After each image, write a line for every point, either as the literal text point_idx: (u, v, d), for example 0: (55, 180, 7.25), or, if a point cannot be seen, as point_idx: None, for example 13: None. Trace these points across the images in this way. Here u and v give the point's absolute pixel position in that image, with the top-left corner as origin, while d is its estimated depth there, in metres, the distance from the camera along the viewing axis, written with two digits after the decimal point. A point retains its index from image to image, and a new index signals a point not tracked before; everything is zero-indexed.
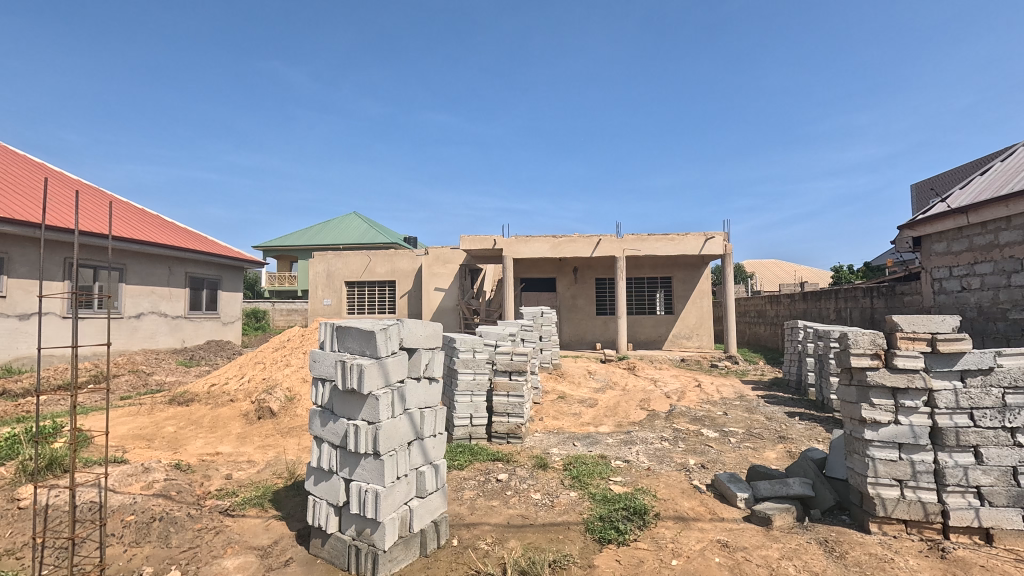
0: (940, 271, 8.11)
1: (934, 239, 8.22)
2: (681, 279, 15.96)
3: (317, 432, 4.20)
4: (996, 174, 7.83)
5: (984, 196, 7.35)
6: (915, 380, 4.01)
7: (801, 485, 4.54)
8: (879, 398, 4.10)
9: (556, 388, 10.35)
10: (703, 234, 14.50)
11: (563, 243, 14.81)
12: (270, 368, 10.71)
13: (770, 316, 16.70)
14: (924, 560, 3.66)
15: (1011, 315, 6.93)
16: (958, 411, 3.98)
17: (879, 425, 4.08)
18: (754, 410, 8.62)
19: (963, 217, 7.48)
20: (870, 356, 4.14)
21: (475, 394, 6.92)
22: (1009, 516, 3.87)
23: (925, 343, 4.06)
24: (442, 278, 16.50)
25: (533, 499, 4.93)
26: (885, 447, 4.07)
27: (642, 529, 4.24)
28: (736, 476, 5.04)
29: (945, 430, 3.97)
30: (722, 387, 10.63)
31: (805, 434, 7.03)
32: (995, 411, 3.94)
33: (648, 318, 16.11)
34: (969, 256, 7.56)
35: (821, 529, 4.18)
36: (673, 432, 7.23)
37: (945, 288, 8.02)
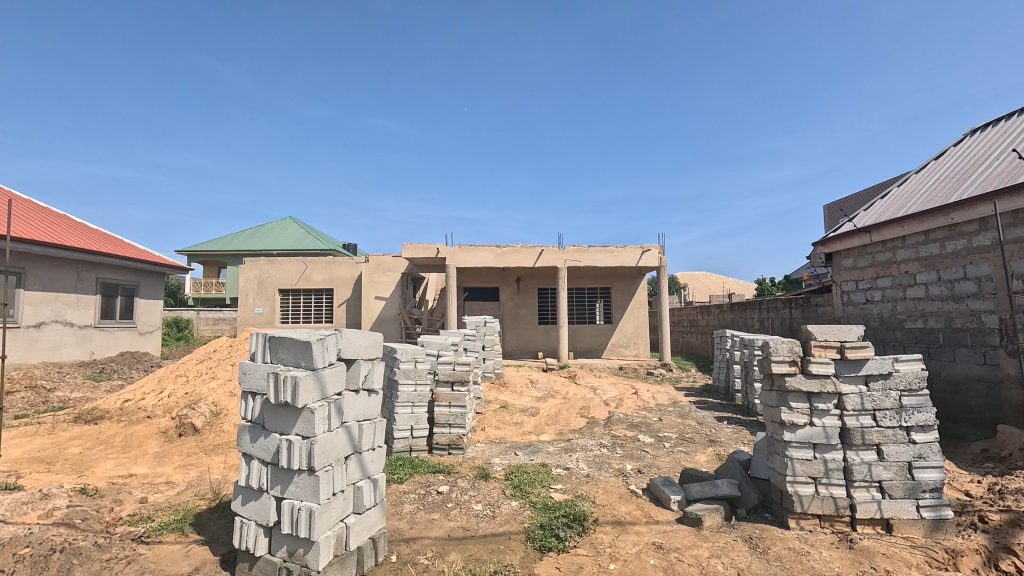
0: (848, 285, 8.89)
1: (843, 256, 9.01)
2: (619, 289, 16.51)
3: (246, 448, 3.97)
4: (893, 198, 8.72)
5: (884, 217, 8.17)
6: (827, 385, 4.36)
7: (729, 486, 4.80)
8: (797, 402, 4.42)
9: (498, 397, 10.34)
10: (640, 247, 15.11)
11: (506, 253, 14.91)
12: (194, 382, 10.00)
13: (701, 325, 17.60)
14: (835, 550, 3.97)
15: (906, 325, 7.71)
16: (863, 413, 4.36)
17: (797, 427, 4.40)
18: (687, 415, 9.04)
19: (866, 237, 8.28)
20: (788, 363, 4.46)
21: (416, 405, 6.79)
22: (905, 507, 4.27)
23: (835, 351, 4.43)
24: (384, 287, 16.14)
25: (475, 511, 4.90)
26: (801, 447, 4.40)
27: (582, 535, 4.32)
28: (670, 480, 5.24)
29: (853, 430, 4.33)
30: (658, 394, 11.05)
31: (732, 437, 7.45)
32: (893, 412, 4.35)
33: (588, 328, 16.49)
34: (872, 271, 8.35)
35: (746, 526, 4.43)
36: (612, 439, 7.43)
37: (853, 300, 8.80)
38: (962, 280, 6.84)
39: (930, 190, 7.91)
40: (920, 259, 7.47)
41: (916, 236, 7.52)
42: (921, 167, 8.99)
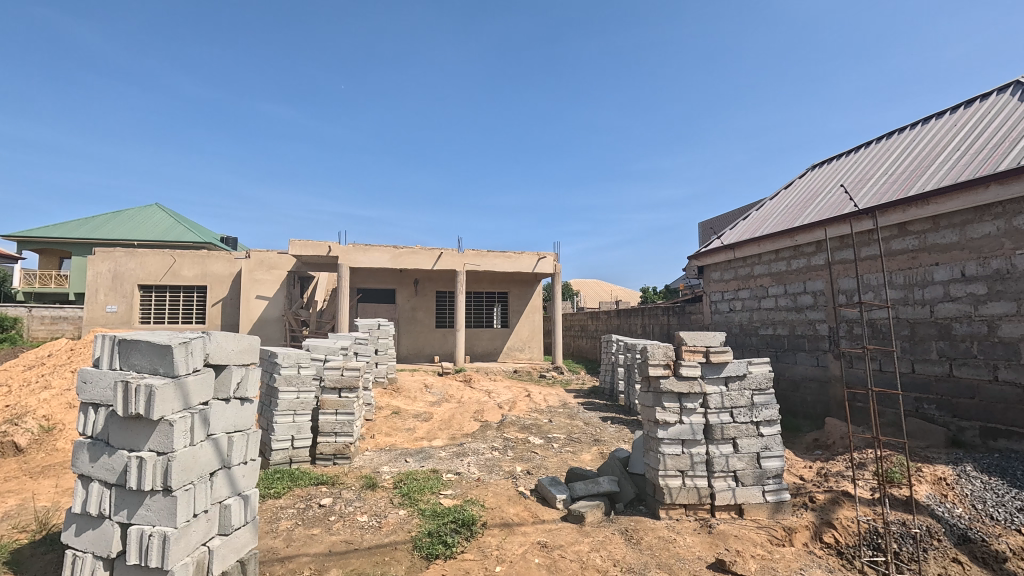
0: (715, 295, 9.97)
1: (711, 269, 10.07)
2: (516, 295, 16.87)
3: (84, 470, 3.42)
4: (752, 220, 9.97)
5: (744, 237, 9.28)
6: (694, 385, 4.82)
7: (609, 482, 5.10)
8: (668, 402, 4.83)
9: (390, 403, 10.02)
10: (536, 254, 15.59)
11: (403, 255, 14.55)
12: (19, 392, 8.42)
13: (591, 330, 18.58)
14: (697, 536, 4.39)
15: (760, 332, 8.82)
16: (723, 410, 4.88)
17: (668, 424, 4.81)
18: (574, 416, 9.47)
19: (731, 253, 9.34)
20: (662, 366, 4.87)
21: (298, 413, 6.35)
22: (754, 492, 4.84)
23: (702, 354, 4.92)
24: (266, 286, 14.92)
25: (360, 522, 4.68)
26: (672, 443, 4.81)
27: (469, 540, 4.32)
28: (557, 479, 5.44)
29: (714, 426, 4.83)
30: (549, 396, 11.45)
31: (615, 436, 7.94)
32: (746, 409, 4.92)
33: (485, 332, 16.65)
34: (734, 284, 9.43)
35: (623, 519, 4.74)
36: (503, 442, 7.55)
37: (718, 309, 9.88)
38: (803, 293, 7.95)
39: (781, 215, 9.12)
40: (772, 275, 8.57)
41: (770, 254, 8.62)
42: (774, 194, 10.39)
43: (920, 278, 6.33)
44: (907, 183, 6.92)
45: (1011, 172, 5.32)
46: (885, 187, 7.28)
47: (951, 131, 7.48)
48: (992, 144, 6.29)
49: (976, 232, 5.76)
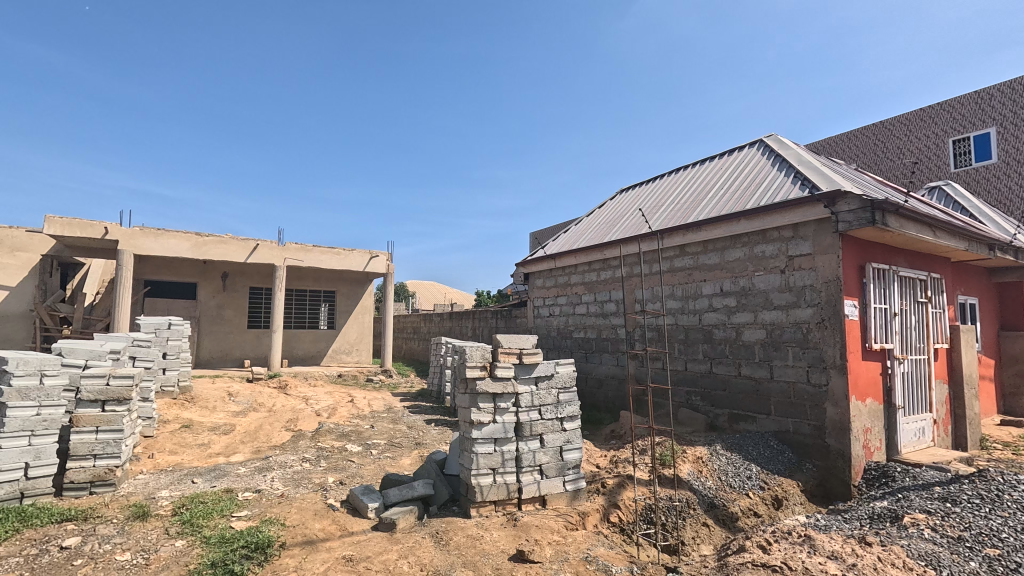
0: (537, 301, 10.76)
1: (535, 276, 10.83)
2: (344, 294, 15.94)
3: None
4: (571, 234, 11.03)
5: (564, 248, 10.19)
6: (508, 386, 5.08)
7: (424, 485, 5.07)
8: (483, 402, 4.99)
9: (180, 415, 8.59)
10: (367, 252, 14.93)
11: (209, 244, 12.68)
12: None
13: (423, 332, 18.48)
14: (502, 530, 4.61)
15: (573, 335, 9.76)
16: (532, 408, 5.22)
17: (483, 424, 4.97)
18: (398, 420, 9.26)
19: (553, 262, 10.16)
20: (479, 367, 5.03)
21: (37, 434, 5.03)
22: (556, 483, 5.27)
23: (516, 356, 5.21)
24: (6, 274, 11.84)
25: (118, 562, 3.87)
26: (485, 442, 4.98)
27: (262, 565, 3.88)
28: (370, 488, 5.23)
29: (524, 424, 5.14)
30: (374, 400, 11.03)
31: (437, 438, 7.95)
32: (553, 406, 5.35)
33: (307, 333, 15.38)
34: (554, 291, 10.28)
35: (434, 522, 4.75)
36: (316, 452, 7.01)
37: (540, 314, 10.69)
38: (608, 301, 8.97)
39: (594, 231, 10.23)
40: (584, 284, 9.52)
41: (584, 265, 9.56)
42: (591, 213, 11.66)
43: (693, 291, 7.62)
44: (687, 212, 8.27)
45: (754, 210, 6.69)
46: (671, 214, 8.61)
47: (718, 173, 9.18)
48: (743, 186, 7.86)
49: (730, 256, 7.11)
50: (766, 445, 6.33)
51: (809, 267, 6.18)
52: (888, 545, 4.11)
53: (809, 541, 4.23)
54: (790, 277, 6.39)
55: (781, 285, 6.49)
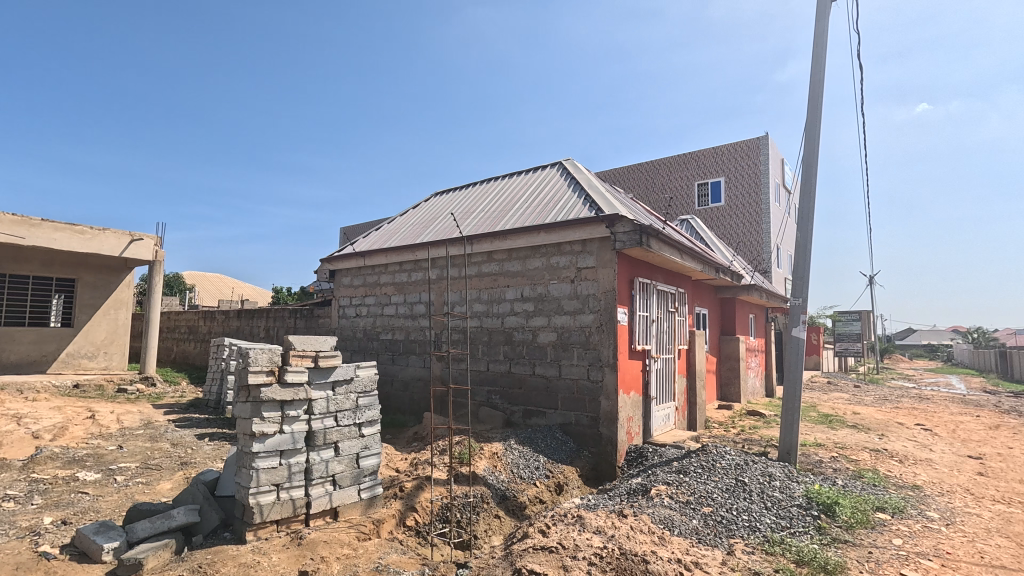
0: (343, 300, 10.21)
1: (342, 274, 10.25)
2: (89, 284, 12.72)
3: None
4: (383, 233, 10.78)
5: (374, 247, 9.85)
6: (299, 392, 4.64)
7: (186, 513, 4.31)
8: (269, 412, 4.46)
9: None
10: (127, 233, 12.21)
11: None
12: None
13: (202, 332, 15.84)
14: (284, 552, 4.18)
15: (380, 336, 9.50)
16: (327, 415, 4.86)
17: (266, 436, 4.43)
18: (160, 437, 7.72)
19: (361, 260, 9.72)
20: (265, 372, 4.47)
21: None
22: (350, 492, 5.00)
23: (310, 359, 4.79)
24: None
25: None
26: (268, 456, 4.44)
27: None
28: (108, 524, 4.22)
29: (317, 432, 4.75)
30: (126, 415, 9.01)
31: (210, 456, 6.85)
32: (351, 412, 5.07)
33: (27, 332, 11.84)
34: (362, 291, 9.86)
35: (198, 555, 4.06)
36: (28, 486, 5.38)
37: (345, 314, 10.16)
38: (417, 303, 8.93)
39: (407, 232, 10.13)
40: (394, 284, 9.32)
41: (393, 265, 9.36)
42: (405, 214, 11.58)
43: (497, 296, 8.07)
44: (495, 220, 8.74)
45: (551, 224, 7.37)
46: (481, 221, 9.00)
47: (524, 187, 9.92)
48: (544, 202, 8.63)
49: (530, 265, 7.71)
50: (552, 437, 7.00)
51: (593, 278, 7.07)
52: (639, 515, 4.91)
53: (580, 520, 4.79)
54: (578, 286, 7.22)
55: (570, 293, 7.28)
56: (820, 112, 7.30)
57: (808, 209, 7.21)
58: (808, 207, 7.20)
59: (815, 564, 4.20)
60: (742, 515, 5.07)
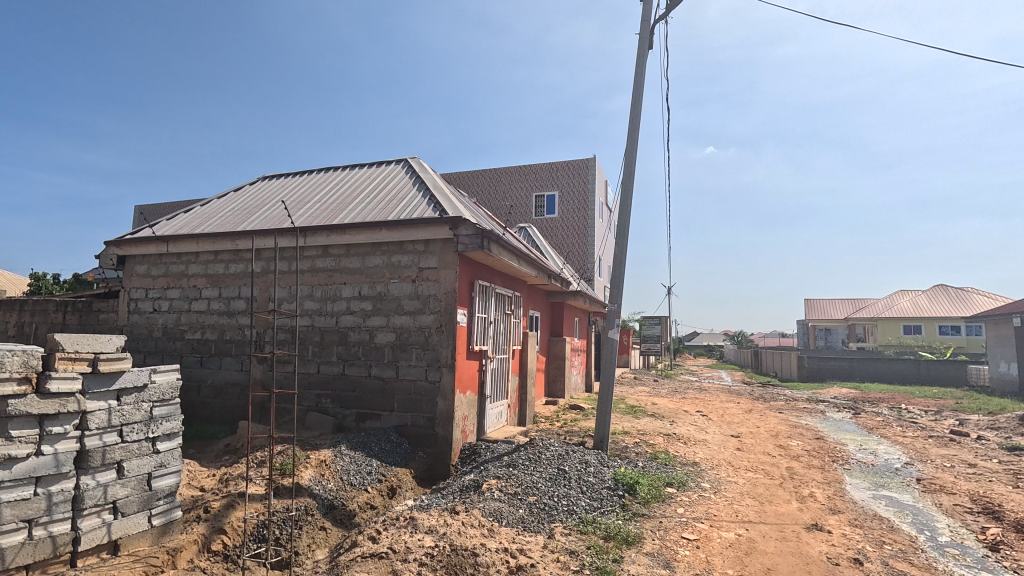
0: (137, 292, 8.59)
1: (137, 261, 8.62)
2: None
3: None
4: (194, 217, 9.38)
5: (182, 231, 8.49)
6: (68, 404, 3.75)
7: None
8: (20, 430, 3.51)
9: None
10: None
11: None
12: None
13: None
14: None
15: (186, 336, 8.22)
16: (107, 430, 4.03)
17: (15, 461, 3.48)
18: None
19: (164, 246, 8.28)
20: (16, 381, 3.49)
21: None
22: (136, 520, 4.22)
23: (86, 363, 3.91)
24: None
25: None
26: (17, 486, 3.50)
27: None
28: None
29: (92, 451, 3.90)
30: None
31: None
32: (141, 424, 4.28)
33: None
34: (163, 282, 8.42)
35: None
36: None
37: (139, 308, 8.57)
38: (236, 298, 7.92)
39: (225, 218, 8.94)
40: (207, 276, 8.14)
41: (207, 254, 8.17)
42: (223, 196, 10.26)
43: (332, 293, 7.59)
44: (332, 213, 8.21)
45: (394, 222, 7.17)
46: (316, 213, 8.37)
47: (366, 181, 9.52)
48: (387, 198, 8.38)
49: (370, 262, 7.41)
50: (387, 440, 6.82)
51: (435, 279, 7.08)
52: (470, 511, 5.05)
53: (412, 522, 4.75)
54: (420, 286, 7.16)
55: (411, 293, 7.19)
56: (638, 143, 8.41)
57: (625, 227, 8.23)
58: (625, 225, 8.23)
59: (619, 537, 4.80)
60: (562, 501, 5.57)
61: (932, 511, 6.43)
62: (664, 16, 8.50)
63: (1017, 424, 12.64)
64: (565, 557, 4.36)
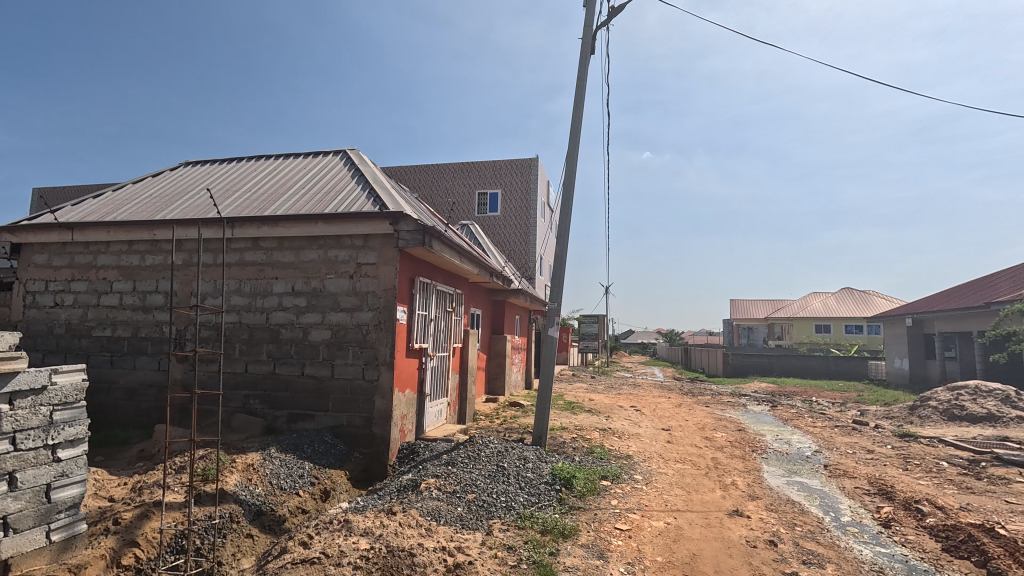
0: (35, 284, 7.76)
1: (35, 250, 7.78)
2: None
3: None
4: (104, 202, 8.60)
5: (91, 219, 7.76)
6: None
7: None
8: None
9: None
10: None
11: None
12: None
13: None
14: None
15: (94, 333, 7.53)
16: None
17: None
18: None
19: (68, 234, 7.53)
20: None
21: None
22: (31, 537, 3.81)
23: None
24: None
25: None
26: None
27: None
28: None
29: None
30: None
31: None
32: (39, 431, 3.87)
33: None
34: (67, 273, 7.65)
35: None
36: None
37: (38, 302, 7.74)
38: (153, 292, 7.34)
39: (142, 205, 8.26)
40: (119, 268, 7.50)
41: (120, 244, 7.51)
42: (139, 181, 9.49)
43: (262, 289, 7.21)
44: (263, 204, 7.80)
45: (332, 215, 6.91)
46: (245, 203, 7.91)
47: (302, 172, 9.12)
48: (324, 191, 8.06)
49: (305, 257, 7.11)
50: (321, 441, 6.57)
51: (373, 275, 6.89)
52: (407, 511, 4.97)
53: (347, 524, 4.61)
54: (358, 282, 6.95)
55: (349, 289, 6.96)
56: (579, 146, 8.60)
57: (565, 227, 8.39)
58: (566, 225, 8.39)
59: (555, 531, 4.91)
60: (500, 497, 5.60)
61: (835, 493, 7.06)
62: (606, 24, 8.74)
63: (907, 414, 14.13)
64: (503, 553, 4.39)
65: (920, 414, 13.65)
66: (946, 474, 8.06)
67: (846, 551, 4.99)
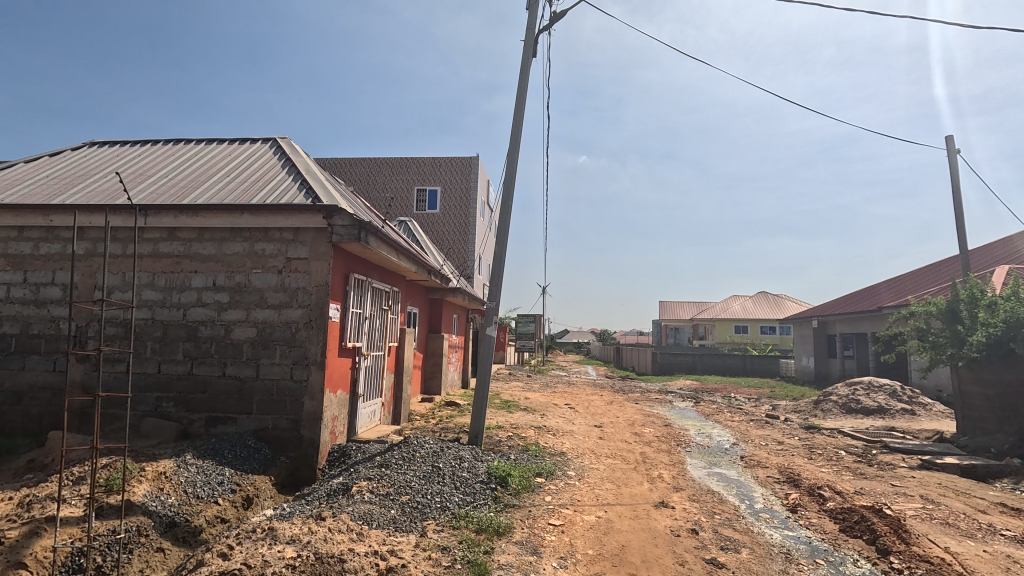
0: None
1: None
2: None
3: None
4: None
5: None
6: None
7: None
8: None
9: None
10: None
11: None
12: None
13: None
14: None
15: None
16: None
17: None
18: None
19: None
20: None
21: None
22: None
23: None
24: None
25: None
26: None
27: None
28: None
29: None
30: None
31: None
32: None
33: None
34: None
35: None
36: None
37: None
38: (48, 284, 6.59)
39: (36, 188, 7.43)
40: (7, 257, 6.69)
41: (8, 230, 6.70)
42: (31, 161, 8.50)
43: (178, 283, 6.68)
44: (181, 191, 7.23)
45: (258, 207, 6.53)
46: (161, 190, 7.31)
47: (226, 158, 8.56)
48: (250, 180, 7.61)
49: (229, 250, 6.68)
50: (243, 446, 6.20)
51: (304, 271, 6.59)
52: (337, 516, 4.80)
53: (271, 533, 4.37)
54: (286, 278, 6.61)
55: (277, 285, 6.61)
56: (519, 147, 8.66)
57: (504, 226, 8.42)
58: (504, 224, 8.43)
59: (490, 529, 4.92)
60: (435, 498, 5.54)
61: (751, 482, 7.60)
62: (547, 28, 8.87)
63: (811, 407, 15.50)
64: (437, 554, 4.35)
65: (823, 407, 15.01)
66: (843, 461, 8.90)
67: (759, 536, 5.38)
